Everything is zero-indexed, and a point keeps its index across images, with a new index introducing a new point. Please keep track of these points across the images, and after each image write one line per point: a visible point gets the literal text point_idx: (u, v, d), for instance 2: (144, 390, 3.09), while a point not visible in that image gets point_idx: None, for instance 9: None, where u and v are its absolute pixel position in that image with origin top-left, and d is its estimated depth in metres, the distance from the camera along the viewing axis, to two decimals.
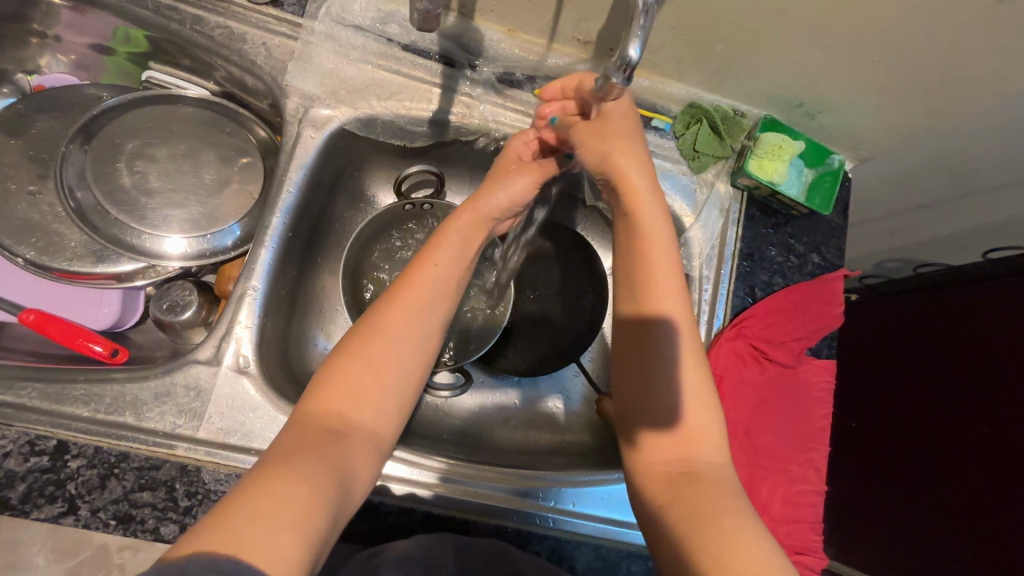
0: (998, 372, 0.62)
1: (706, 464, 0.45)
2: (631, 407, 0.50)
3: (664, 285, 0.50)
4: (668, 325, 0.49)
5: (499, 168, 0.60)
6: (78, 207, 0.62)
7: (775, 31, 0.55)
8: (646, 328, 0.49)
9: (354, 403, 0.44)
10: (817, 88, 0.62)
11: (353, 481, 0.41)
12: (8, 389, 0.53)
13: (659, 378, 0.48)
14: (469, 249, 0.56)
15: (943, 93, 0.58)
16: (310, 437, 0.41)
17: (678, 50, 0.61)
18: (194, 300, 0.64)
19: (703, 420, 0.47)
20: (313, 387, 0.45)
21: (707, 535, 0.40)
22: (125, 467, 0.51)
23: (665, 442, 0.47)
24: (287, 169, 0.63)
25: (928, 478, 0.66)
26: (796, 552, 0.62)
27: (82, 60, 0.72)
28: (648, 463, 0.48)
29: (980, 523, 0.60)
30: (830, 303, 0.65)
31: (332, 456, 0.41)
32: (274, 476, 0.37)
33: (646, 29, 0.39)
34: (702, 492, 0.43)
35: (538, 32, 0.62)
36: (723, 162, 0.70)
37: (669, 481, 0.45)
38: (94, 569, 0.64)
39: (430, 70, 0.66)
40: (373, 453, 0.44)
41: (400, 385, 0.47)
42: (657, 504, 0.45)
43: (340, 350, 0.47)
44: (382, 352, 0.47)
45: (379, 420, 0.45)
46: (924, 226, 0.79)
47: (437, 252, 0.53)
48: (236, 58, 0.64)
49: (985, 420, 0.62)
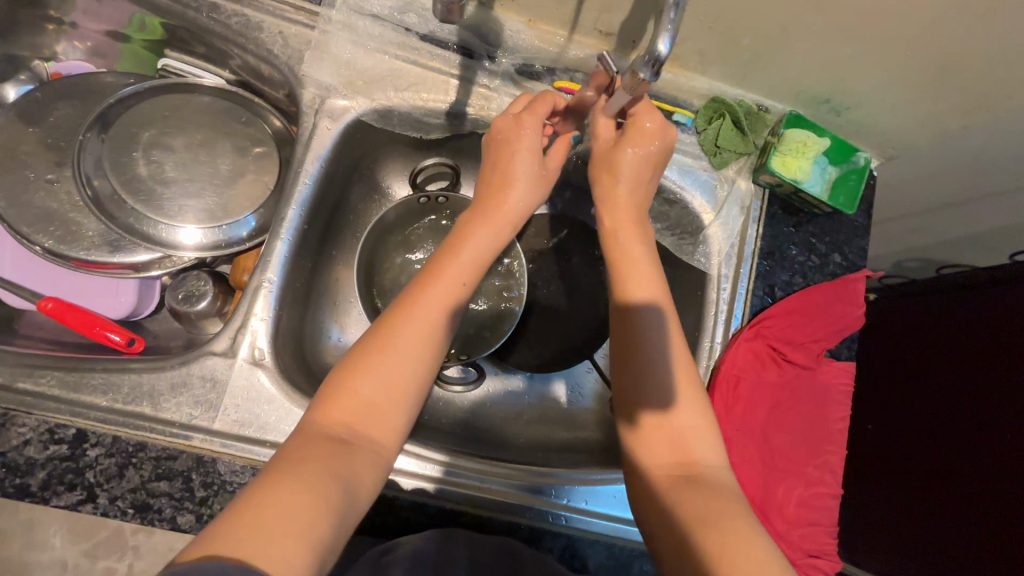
0: (1004, 380, 0.62)
1: (702, 467, 0.47)
2: (627, 396, 0.50)
3: (644, 283, 0.52)
4: (655, 320, 0.51)
5: (521, 160, 0.55)
6: (95, 195, 0.62)
7: (808, 23, 0.53)
8: (638, 323, 0.51)
9: (360, 414, 0.44)
10: (846, 83, 0.60)
11: (360, 493, 0.41)
12: (28, 376, 0.54)
13: (650, 383, 0.49)
14: (485, 256, 0.54)
15: (977, 91, 0.56)
16: (316, 448, 0.41)
17: (704, 43, 0.59)
18: (209, 290, 0.64)
19: (695, 426, 0.49)
20: (321, 397, 0.45)
21: (707, 538, 0.41)
22: (143, 457, 0.52)
23: (661, 447, 0.48)
24: (303, 161, 0.63)
25: (925, 480, 0.67)
26: (810, 554, 0.62)
27: (98, 47, 0.72)
28: (648, 467, 0.48)
29: (989, 526, 0.60)
30: (852, 303, 0.64)
31: (337, 467, 0.40)
32: (277, 484, 0.37)
33: (677, 21, 0.39)
34: (704, 496, 0.44)
35: (559, 23, 0.60)
36: (744, 159, 0.68)
37: (670, 486, 0.46)
38: (107, 552, 0.65)
39: (448, 61, 0.65)
40: (381, 465, 0.44)
41: (412, 398, 0.46)
42: (658, 505, 0.46)
43: (345, 359, 0.46)
44: (393, 365, 0.45)
45: (387, 431, 0.45)
46: (949, 226, 0.78)
47: (455, 264, 0.51)
48: (252, 47, 0.63)
49: (1001, 428, 0.61)
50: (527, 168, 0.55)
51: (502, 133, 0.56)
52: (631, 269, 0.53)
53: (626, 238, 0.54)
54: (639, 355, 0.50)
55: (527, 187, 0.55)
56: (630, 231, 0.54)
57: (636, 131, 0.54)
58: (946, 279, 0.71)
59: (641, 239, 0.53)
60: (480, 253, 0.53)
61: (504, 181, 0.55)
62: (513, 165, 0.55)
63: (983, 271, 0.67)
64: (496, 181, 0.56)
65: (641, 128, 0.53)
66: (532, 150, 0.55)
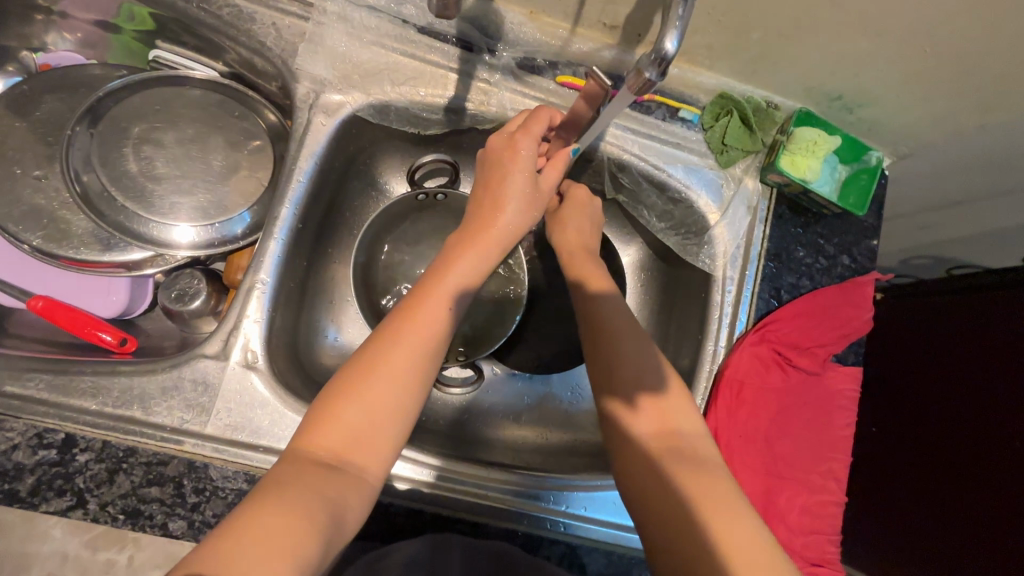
0: (1000, 388, 0.60)
1: (681, 435, 0.50)
2: (603, 373, 0.53)
3: (592, 273, 0.60)
4: (616, 304, 0.58)
5: (517, 182, 0.54)
6: (83, 191, 0.61)
7: (820, 17, 0.50)
8: (604, 307, 0.57)
9: (348, 439, 0.43)
10: (860, 80, 0.58)
11: (347, 518, 0.40)
12: (16, 379, 0.53)
13: (628, 358, 0.53)
14: (478, 274, 0.53)
15: (997, 88, 0.54)
16: (303, 475, 0.40)
17: (712, 36, 0.57)
18: (202, 289, 0.63)
19: (673, 409, 0.51)
20: (307, 421, 0.44)
21: (706, 516, 0.44)
22: (133, 462, 0.51)
23: (647, 418, 0.51)
24: (297, 157, 0.61)
25: (923, 481, 0.66)
26: (812, 563, 0.61)
27: (88, 38, 0.70)
28: (632, 449, 0.50)
29: (982, 534, 0.60)
30: (860, 307, 0.62)
31: (324, 493, 0.40)
32: (264, 507, 0.37)
33: (685, 18, 0.38)
34: (693, 469, 0.47)
35: (561, 14, 0.58)
36: (752, 157, 0.66)
37: (658, 452, 0.49)
38: (108, 543, 0.64)
39: (447, 54, 0.63)
40: (370, 491, 0.43)
41: (402, 422, 0.45)
42: (646, 471, 0.48)
43: (336, 381, 0.45)
44: (381, 390, 0.44)
45: (375, 457, 0.44)
46: (962, 225, 0.76)
47: (444, 281, 0.51)
48: (245, 39, 0.62)
49: (995, 438, 0.60)
50: (520, 190, 0.55)
51: (498, 152, 0.55)
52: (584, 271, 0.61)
53: (575, 253, 0.63)
54: (609, 339, 0.54)
55: (519, 210, 0.55)
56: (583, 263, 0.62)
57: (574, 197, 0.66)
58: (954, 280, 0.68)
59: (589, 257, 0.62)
60: (469, 275, 0.52)
61: (496, 201, 0.55)
62: (506, 185, 0.55)
63: (993, 270, 0.64)
64: (490, 198, 0.55)
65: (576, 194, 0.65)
66: (528, 171, 0.55)
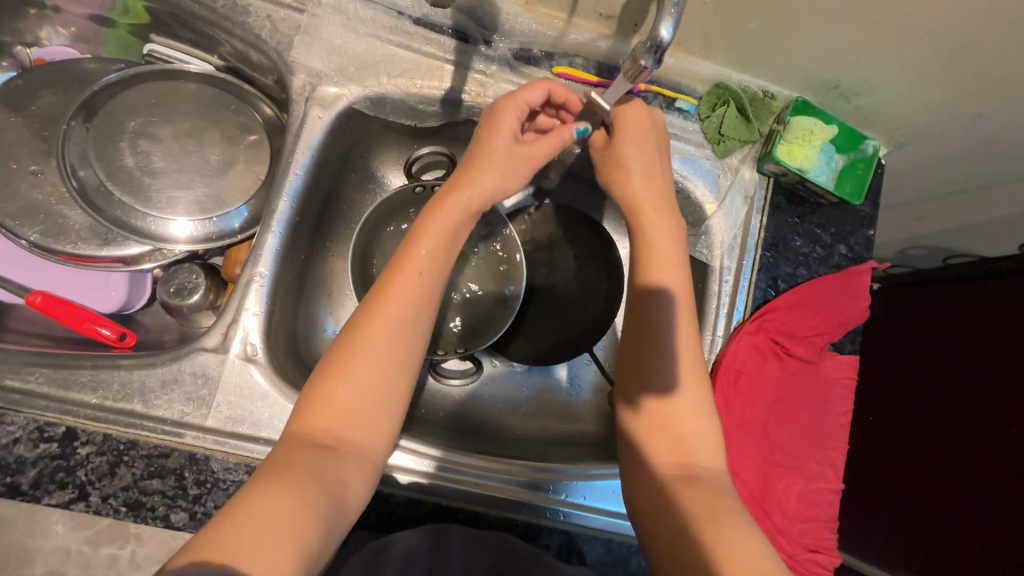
0: (995, 376, 0.60)
1: (702, 469, 0.48)
2: (634, 378, 0.52)
3: (665, 262, 0.53)
4: (666, 305, 0.52)
5: (495, 149, 0.52)
6: (80, 186, 0.60)
7: (815, 6, 0.50)
8: (654, 309, 0.52)
9: (342, 419, 0.43)
10: (856, 69, 0.58)
11: (346, 497, 0.41)
12: (17, 372, 0.53)
13: (660, 359, 0.51)
14: (450, 240, 0.51)
15: (994, 76, 0.53)
16: (299, 456, 0.41)
17: (709, 25, 0.56)
18: (201, 283, 0.63)
19: (690, 423, 0.50)
20: (301, 406, 0.44)
21: (707, 533, 0.42)
22: (135, 455, 0.51)
23: (667, 446, 0.49)
24: (293, 150, 0.61)
25: (917, 473, 0.66)
26: (809, 548, 0.63)
27: (82, 32, 0.70)
28: (649, 474, 0.49)
29: (975, 521, 0.59)
30: (857, 296, 0.63)
31: (322, 474, 0.40)
32: (264, 493, 0.37)
33: (679, 6, 0.38)
34: (704, 491, 0.46)
35: (558, 5, 0.58)
36: (749, 147, 0.66)
37: (669, 481, 0.48)
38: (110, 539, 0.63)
39: (442, 45, 0.63)
40: (368, 469, 0.44)
41: (394, 402, 0.46)
42: (656, 495, 0.47)
43: (324, 363, 0.45)
44: (369, 369, 0.45)
45: (369, 436, 0.44)
46: (958, 214, 0.76)
47: (423, 257, 0.49)
48: (240, 32, 0.61)
49: (993, 425, 0.60)
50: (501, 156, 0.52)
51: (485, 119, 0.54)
52: (656, 254, 0.53)
53: (650, 226, 0.54)
54: (650, 343, 0.52)
55: (496, 180, 0.51)
56: (658, 225, 0.54)
57: (627, 121, 0.54)
58: (948, 270, 0.68)
59: (671, 235, 0.54)
60: (444, 244, 0.50)
61: (473, 167, 0.52)
62: (486, 154, 0.52)
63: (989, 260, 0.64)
64: (468, 163, 0.53)
65: (629, 120, 0.54)
66: (513, 143, 0.52)
